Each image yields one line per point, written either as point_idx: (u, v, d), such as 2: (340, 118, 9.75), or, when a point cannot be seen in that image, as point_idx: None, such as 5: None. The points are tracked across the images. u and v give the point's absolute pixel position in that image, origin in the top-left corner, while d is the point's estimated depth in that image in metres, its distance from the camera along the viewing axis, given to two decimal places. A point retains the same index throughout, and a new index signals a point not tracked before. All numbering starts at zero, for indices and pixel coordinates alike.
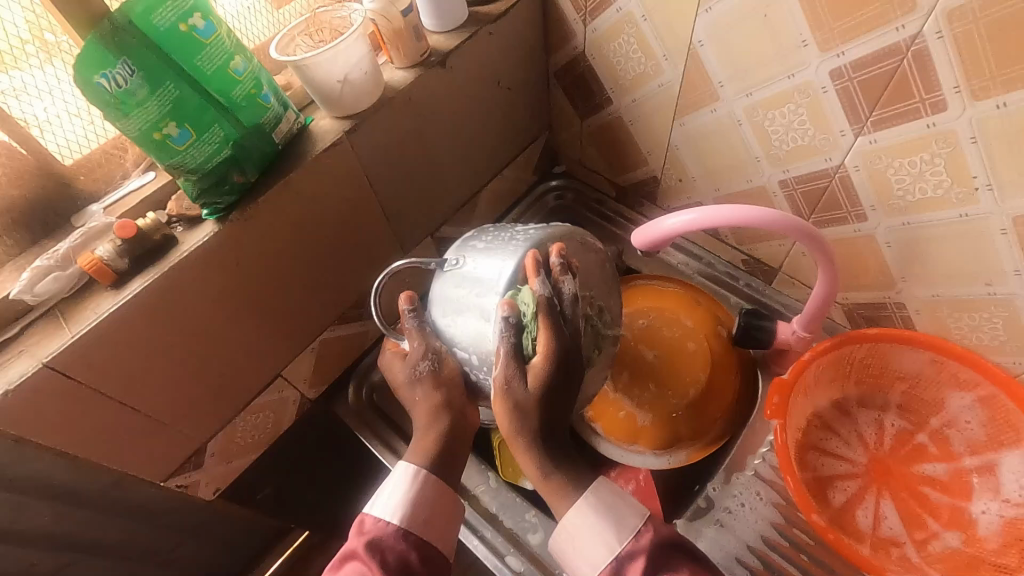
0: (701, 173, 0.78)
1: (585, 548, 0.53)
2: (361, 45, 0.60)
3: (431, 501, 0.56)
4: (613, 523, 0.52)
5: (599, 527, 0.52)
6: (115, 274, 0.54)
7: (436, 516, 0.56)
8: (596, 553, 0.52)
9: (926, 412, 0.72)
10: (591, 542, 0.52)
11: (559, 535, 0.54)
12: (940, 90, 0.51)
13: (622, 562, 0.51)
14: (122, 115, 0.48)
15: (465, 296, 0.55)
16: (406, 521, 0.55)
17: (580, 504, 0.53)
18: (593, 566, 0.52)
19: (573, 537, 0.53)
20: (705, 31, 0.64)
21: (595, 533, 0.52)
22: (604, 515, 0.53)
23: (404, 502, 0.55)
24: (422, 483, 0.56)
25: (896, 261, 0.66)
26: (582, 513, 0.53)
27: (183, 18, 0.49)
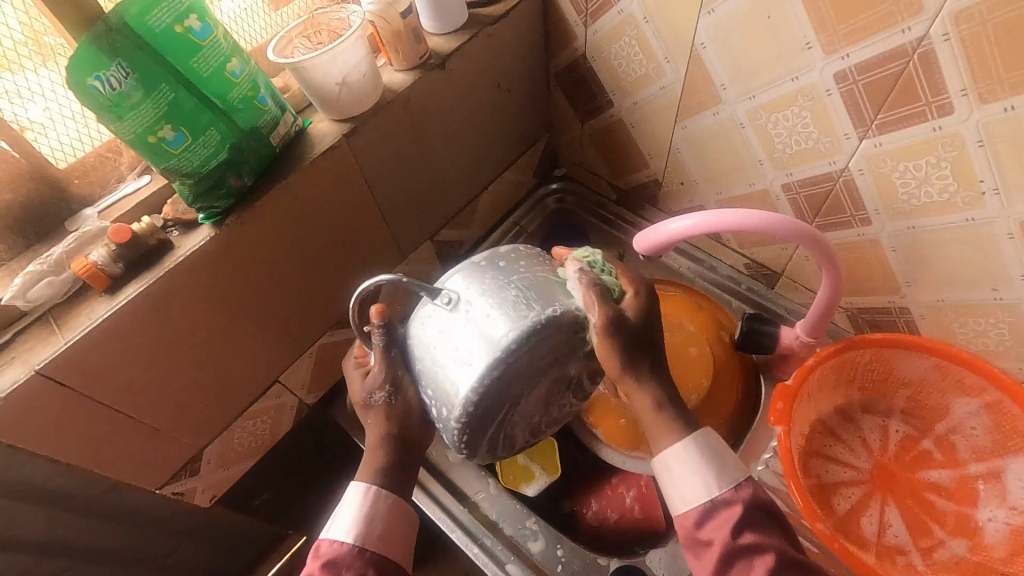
0: (703, 176, 0.77)
1: (681, 486, 0.53)
2: (360, 47, 0.60)
3: (387, 516, 0.56)
4: (713, 470, 0.52)
5: (702, 468, 0.52)
6: (109, 279, 0.53)
7: (391, 533, 0.56)
8: (691, 491, 0.52)
9: (931, 418, 0.72)
10: (688, 480, 0.53)
11: (656, 466, 0.55)
12: (946, 93, 0.51)
13: (715, 507, 0.51)
14: (116, 118, 0.47)
15: (442, 342, 0.51)
16: (362, 539, 0.54)
17: (684, 444, 0.53)
18: (685, 505, 0.53)
19: (670, 471, 0.54)
20: (708, 33, 0.63)
21: (694, 474, 0.52)
22: (708, 459, 0.53)
23: (357, 519, 0.54)
24: (374, 499, 0.56)
25: (900, 266, 0.65)
26: (686, 451, 0.53)
27: (179, 20, 0.49)
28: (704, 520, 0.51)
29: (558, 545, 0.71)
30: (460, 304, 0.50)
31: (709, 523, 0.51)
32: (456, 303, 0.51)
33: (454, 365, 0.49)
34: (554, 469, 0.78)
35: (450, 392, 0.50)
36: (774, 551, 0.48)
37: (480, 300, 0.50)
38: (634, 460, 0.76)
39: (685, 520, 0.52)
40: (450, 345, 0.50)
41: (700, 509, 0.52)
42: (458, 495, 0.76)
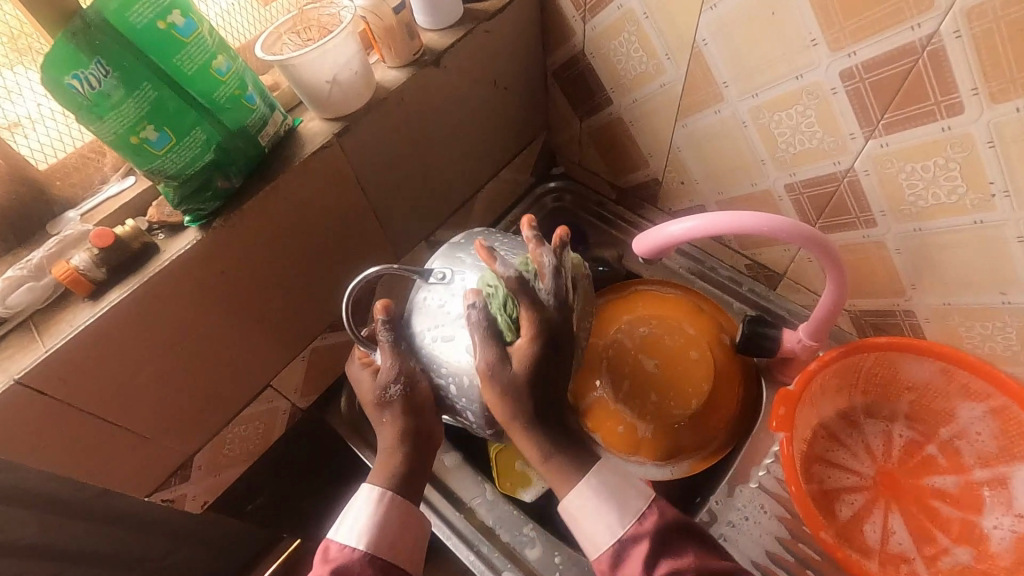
0: (704, 175, 0.75)
1: (590, 530, 0.51)
2: (351, 43, 0.58)
3: (399, 522, 0.54)
4: (615, 504, 0.51)
5: (602, 508, 0.51)
6: (93, 284, 0.51)
7: (404, 539, 0.54)
8: (599, 532, 0.51)
9: (936, 422, 0.70)
10: (592, 520, 0.51)
11: (563, 514, 0.53)
12: (957, 92, 0.49)
13: (625, 545, 0.50)
14: (97, 118, 0.46)
15: (448, 315, 0.56)
16: (373, 546, 0.52)
17: (583, 482, 0.52)
18: (598, 548, 0.51)
19: (576, 516, 0.52)
20: (710, 29, 0.61)
21: (597, 512, 0.51)
22: (607, 493, 0.52)
23: (369, 525, 0.53)
24: (388, 505, 0.54)
25: (905, 269, 0.64)
26: (586, 491, 0.52)
27: (161, 16, 0.47)
28: (620, 559, 0.50)
29: (556, 552, 0.70)
30: (452, 279, 0.57)
31: (624, 562, 0.50)
32: (448, 279, 0.57)
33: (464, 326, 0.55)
34: None
35: (471, 351, 0.54)
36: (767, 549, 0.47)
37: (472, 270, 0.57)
38: (634, 465, 0.71)
39: (602, 564, 0.51)
40: (454, 313, 0.56)
41: (613, 552, 0.50)
42: (454, 501, 0.74)
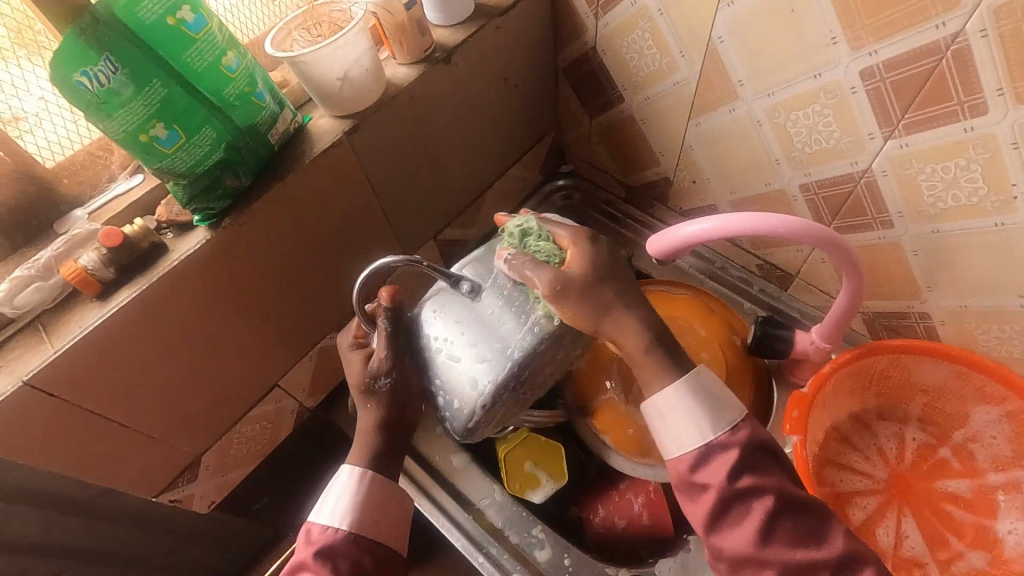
0: (716, 175, 0.74)
1: (676, 430, 0.50)
2: (362, 40, 0.57)
3: (380, 501, 0.54)
4: (708, 411, 0.49)
5: (694, 410, 0.49)
6: (101, 284, 0.51)
7: (385, 517, 0.54)
8: (684, 433, 0.49)
9: (950, 425, 0.70)
10: (681, 420, 0.50)
11: (648, 409, 0.51)
12: (981, 92, 0.48)
13: (711, 451, 0.48)
14: (105, 116, 0.45)
15: (462, 333, 0.51)
16: (355, 525, 0.52)
17: (676, 383, 0.50)
18: (679, 449, 0.50)
19: (663, 414, 0.50)
20: (726, 27, 0.60)
21: (689, 414, 0.49)
22: (704, 397, 0.50)
23: (351, 505, 0.53)
24: (369, 484, 0.54)
25: (922, 271, 0.63)
26: (681, 391, 0.50)
27: (171, 11, 0.46)
28: (702, 464, 0.48)
29: (566, 554, 0.69)
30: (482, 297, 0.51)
31: (706, 468, 0.48)
32: (477, 294, 0.51)
33: (472, 355, 0.49)
34: (563, 476, 0.75)
35: (471, 381, 0.49)
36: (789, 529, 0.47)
37: (507, 292, 0.50)
38: (645, 467, 0.73)
39: (679, 466, 0.50)
40: (469, 335, 0.50)
41: (695, 455, 0.49)
42: (462, 502, 0.74)
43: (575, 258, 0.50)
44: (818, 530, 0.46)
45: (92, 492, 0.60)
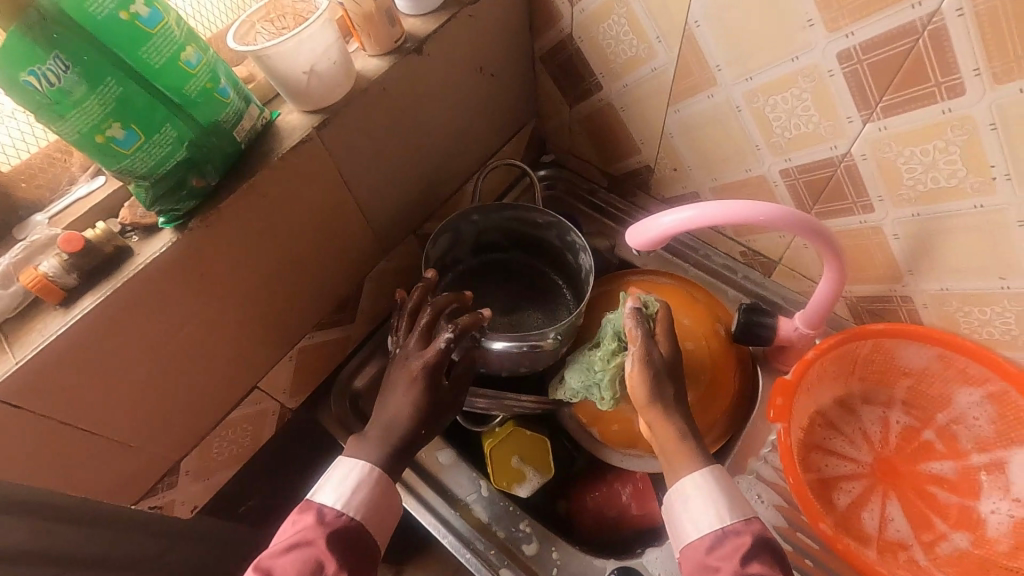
0: (697, 163, 0.74)
1: (694, 513, 0.54)
2: (329, 30, 0.55)
3: (384, 498, 0.57)
4: (728, 502, 0.53)
5: (713, 499, 0.54)
6: (63, 291, 0.49)
7: (386, 514, 0.57)
8: (704, 518, 0.53)
9: (933, 407, 0.70)
10: (701, 507, 0.54)
11: (672, 493, 0.56)
12: (958, 73, 0.47)
13: (725, 537, 0.52)
14: (58, 117, 0.43)
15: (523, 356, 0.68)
16: (363, 517, 0.55)
17: (702, 472, 0.55)
18: (695, 534, 0.53)
19: (686, 497, 0.54)
20: (702, 11, 0.59)
21: (709, 505, 0.53)
22: (725, 490, 0.54)
23: (364, 499, 0.55)
24: (380, 483, 0.57)
25: (904, 256, 0.63)
26: (705, 479, 0.55)
27: (124, 5, 0.44)
28: (716, 548, 0.52)
29: (554, 548, 0.70)
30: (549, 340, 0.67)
31: (719, 553, 0.51)
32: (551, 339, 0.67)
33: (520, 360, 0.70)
34: (551, 469, 0.75)
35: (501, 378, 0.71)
36: None
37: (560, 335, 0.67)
38: (634, 458, 0.75)
39: (694, 551, 0.52)
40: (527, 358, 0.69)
41: (710, 538, 0.52)
42: (449, 499, 0.73)
43: (664, 342, 0.61)
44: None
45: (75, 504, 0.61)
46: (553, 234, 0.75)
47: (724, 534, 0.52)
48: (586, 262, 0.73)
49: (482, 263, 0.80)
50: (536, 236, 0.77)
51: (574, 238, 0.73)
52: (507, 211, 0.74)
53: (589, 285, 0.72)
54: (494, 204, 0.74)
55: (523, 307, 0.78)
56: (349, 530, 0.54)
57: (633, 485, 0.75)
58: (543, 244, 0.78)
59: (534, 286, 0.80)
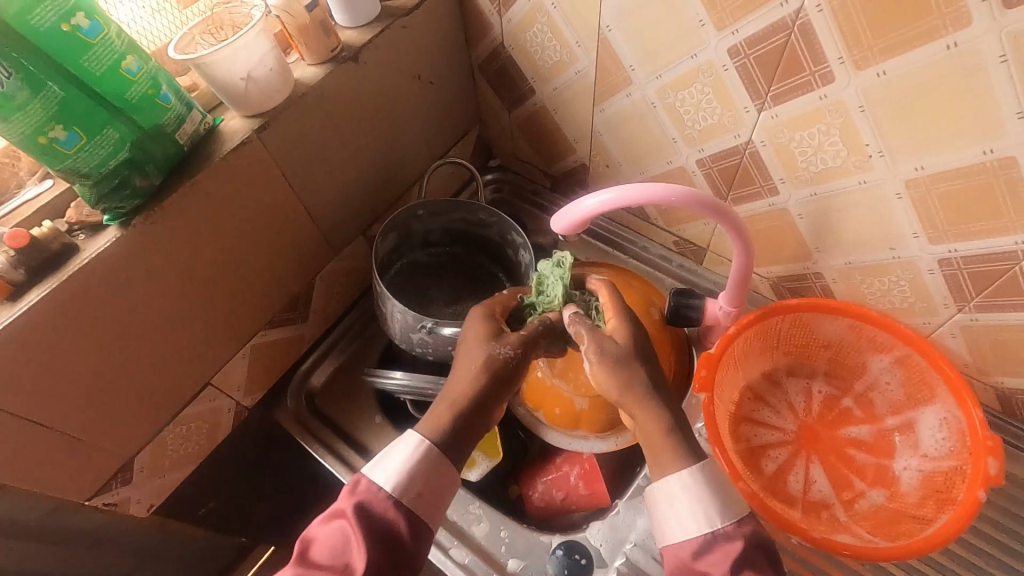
0: (626, 158, 0.79)
1: (681, 516, 0.53)
2: (265, 40, 0.59)
3: (432, 476, 0.51)
4: (717, 504, 0.53)
5: (703, 501, 0.53)
6: (11, 286, 0.52)
7: (431, 492, 0.51)
8: (691, 520, 0.53)
9: (851, 377, 0.75)
10: (688, 509, 0.53)
11: (658, 491, 0.54)
12: (826, 62, 0.53)
13: (716, 541, 0.52)
14: (2, 119, 0.46)
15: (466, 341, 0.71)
16: (400, 492, 0.50)
17: (691, 470, 0.53)
18: (682, 536, 0.53)
19: (672, 498, 0.53)
20: (612, 17, 0.65)
21: (698, 507, 0.53)
22: (714, 491, 0.53)
23: (402, 473, 0.51)
24: (425, 459, 0.51)
25: (810, 234, 0.68)
26: (694, 480, 0.53)
27: (65, 18, 0.48)
28: (704, 551, 0.52)
29: (503, 527, 0.73)
30: None
31: (707, 556, 0.51)
32: None
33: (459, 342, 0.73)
34: (497, 454, 0.78)
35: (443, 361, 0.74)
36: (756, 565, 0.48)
37: None
38: (580, 440, 0.76)
39: (680, 551, 0.53)
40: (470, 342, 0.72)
41: (697, 541, 0.52)
42: None
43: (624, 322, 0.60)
44: None
45: (39, 510, 0.63)
46: (494, 230, 0.80)
47: (712, 538, 0.52)
48: (526, 257, 0.78)
49: (429, 256, 0.84)
50: (480, 232, 0.82)
51: (512, 235, 0.78)
52: (453, 209, 0.78)
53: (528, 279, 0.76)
54: (439, 199, 0.78)
55: (466, 298, 0.82)
56: (389, 507, 0.50)
57: (580, 466, 0.78)
58: (487, 242, 0.83)
59: (477, 279, 0.84)
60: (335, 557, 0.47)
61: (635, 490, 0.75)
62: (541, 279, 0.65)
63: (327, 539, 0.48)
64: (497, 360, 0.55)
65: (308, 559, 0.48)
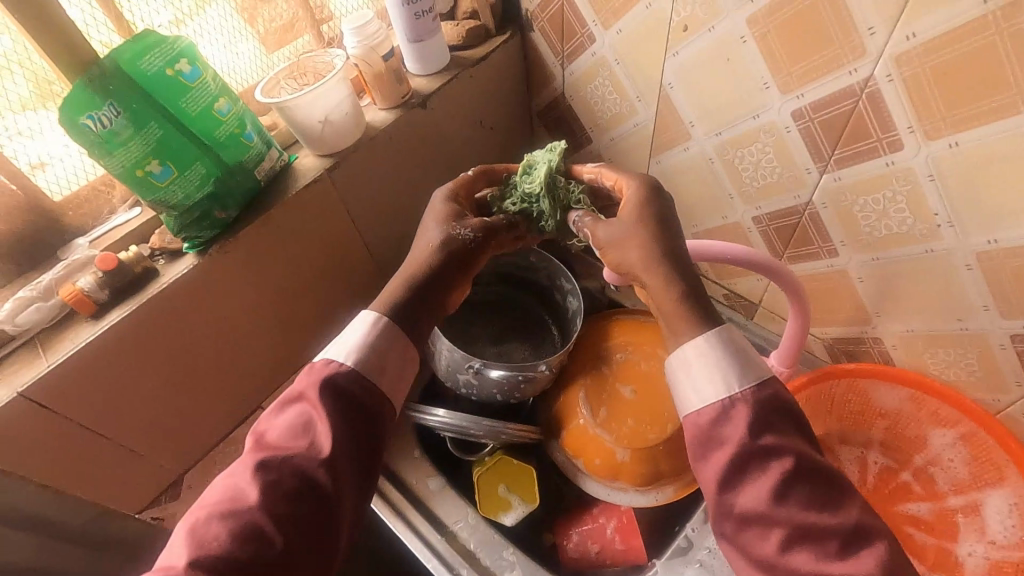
0: (680, 210, 0.79)
1: (699, 385, 0.49)
2: (342, 87, 0.62)
3: (385, 347, 0.52)
4: (736, 367, 0.49)
5: (720, 367, 0.49)
6: (95, 304, 0.55)
7: (389, 363, 0.52)
8: (708, 385, 0.49)
9: (910, 449, 0.71)
10: (705, 373, 0.49)
11: (674, 359, 0.51)
12: (895, 130, 0.53)
13: (734, 404, 0.47)
14: (107, 153, 0.50)
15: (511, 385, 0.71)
16: (356, 362, 0.51)
17: (706, 335, 0.50)
18: (699, 404, 0.49)
19: (689, 364, 0.50)
20: (674, 74, 0.66)
21: (714, 371, 0.49)
22: (734, 356, 0.49)
23: (356, 344, 0.51)
24: (377, 329, 0.52)
25: (870, 297, 0.67)
26: (710, 342, 0.50)
27: (170, 63, 0.53)
28: (722, 417, 0.48)
29: None
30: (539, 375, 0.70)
31: (727, 422, 0.47)
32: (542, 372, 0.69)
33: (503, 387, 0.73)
34: (535, 500, 0.76)
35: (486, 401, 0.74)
36: (795, 465, 0.45)
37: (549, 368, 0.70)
38: (619, 492, 0.74)
39: (698, 419, 0.49)
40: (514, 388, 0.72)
41: (716, 408, 0.48)
42: (436, 524, 0.75)
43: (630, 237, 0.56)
44: (829, 496, 0.45)
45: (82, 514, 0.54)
46: (543, 274, 0.82)
47: (731, 403, 0.48)
48: (574, 303, 0.78)
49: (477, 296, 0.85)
50: (528, 276, 0.83)
51: (562, 281, 0.80)
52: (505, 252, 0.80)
53: (576, 324, 0.77)
54: None
55: (510, 339, 0.82)
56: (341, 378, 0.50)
57: (617, 518, 0.76)
58: (535, 285, 0.84)
59: (522, 319, 0.84)
60: (295, 436, 0.47)
61: (675, 552, 0.71)
62: (532, 162, 0.66)
63: (285, 423, 0.48)
64: (452, 238, 0.58)
65: (266, 442, 0.47)
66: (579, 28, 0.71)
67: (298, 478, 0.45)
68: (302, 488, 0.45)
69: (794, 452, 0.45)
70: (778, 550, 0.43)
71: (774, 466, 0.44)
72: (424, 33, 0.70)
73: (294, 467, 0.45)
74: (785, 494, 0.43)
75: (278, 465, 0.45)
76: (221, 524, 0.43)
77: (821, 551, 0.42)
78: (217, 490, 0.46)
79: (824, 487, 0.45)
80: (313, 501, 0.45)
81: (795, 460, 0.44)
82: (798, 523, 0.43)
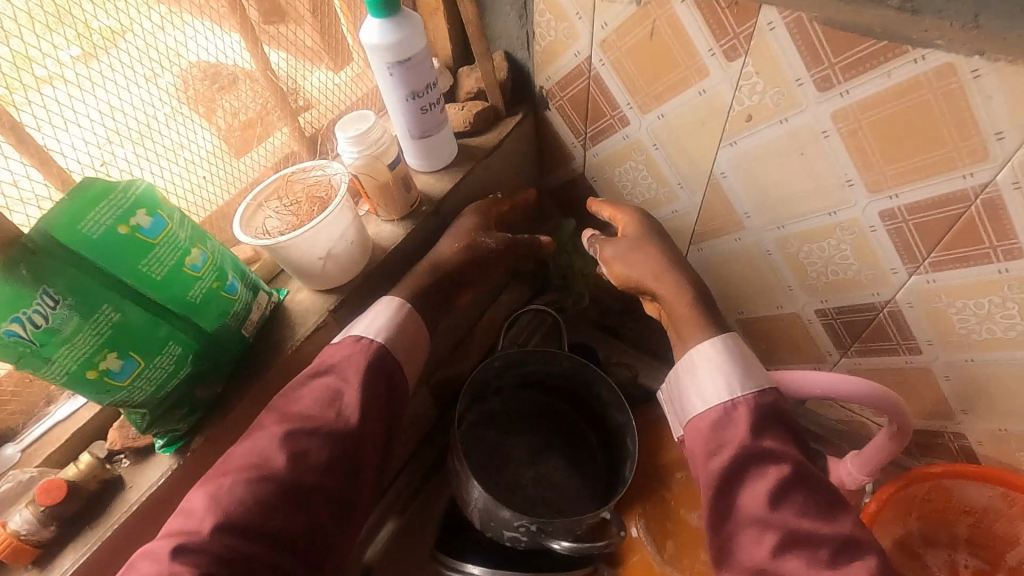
0: (723, 295, 0.71)
1: (702, 386, 0.51)
2: (347, 215, 0.50)
3: (410, 329, 0.53)
4: (739, 373, 0.50)
5: (723, 370, 0.51)
6: (37, 546, 0.43)
7: (413, 349, 0.53)
8: (712, 387, 0.50)
9: (1000, 547, 0.66)
10: (710, 377, 0.51)
11: (681, 364, 0.53)
12: (1015, 238, 0.45)
13: (736, 408, 0.49)
14: (43, 361, 0.38)
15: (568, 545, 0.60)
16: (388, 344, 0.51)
17: (713, 341, 0.52)
18: (701, 406, 0.51)
19: (694, 368, 0.52)
20: (730, 163, 0.57)
21: (718, 374, 0.51)
22: (737, 362, 0.51)
23: (386, 326, 0.52)
24: (405, 314, 0.53)
25: (955, 395, 0.60)
26: (715, 347, 0.52)
27: (122, 219, 0.39)
28: (722, 422, 0.49)
29: None
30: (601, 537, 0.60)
31: (727, 425, 0.49)
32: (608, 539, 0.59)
33: None
34: None
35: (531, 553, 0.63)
36: (792, 472, 0.46)
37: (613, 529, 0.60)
38: None
39: (699, 421, 0.50)
40: None
41: (717, 411, 0.49)
42: None
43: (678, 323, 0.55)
44: (826, 505, 0.45)
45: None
46: (577, 380, 0.71)
47: (732, 406, 0.49)
48: (621, 417, 0.68)
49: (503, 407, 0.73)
50: (558, 381, 0.73)
51: (602, 390, 0.69)
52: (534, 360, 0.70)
53: (628, 445, 0.67)
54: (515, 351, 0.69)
55: (547, 456, 0.71)
56: (371, 354, 0.50)
57: None
58: (568, 391, 0.73)
59: (556, 430, 0.73)
60: (326, 409, 0.47)
61: None
62: None
63: (316, 394, 0.48)
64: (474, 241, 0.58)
65: (293, 412, 0.47)
66: (610, 109, 0.62)
67: (327, 446, 0.46)
68: (333, 458, 0.46)
69: (792, 460, 0.46)
70: (772, 555, 0.43)
71: (772, 469, 0.45)
72: (432, 127, 0.58)
73: (325, 436, 0.46)
74: (779, 500, 0.45)
75: (312, 434, 0.46)
76: (247, 486, 0.43)
77: (812, 558, 0.43)
78: (243, 450, 0.46)
79: (820, 497, 0.46)
80: (342, 468, 0.46)
81: (792, 468, 0.46)
82: (791, 528, 0.44)
